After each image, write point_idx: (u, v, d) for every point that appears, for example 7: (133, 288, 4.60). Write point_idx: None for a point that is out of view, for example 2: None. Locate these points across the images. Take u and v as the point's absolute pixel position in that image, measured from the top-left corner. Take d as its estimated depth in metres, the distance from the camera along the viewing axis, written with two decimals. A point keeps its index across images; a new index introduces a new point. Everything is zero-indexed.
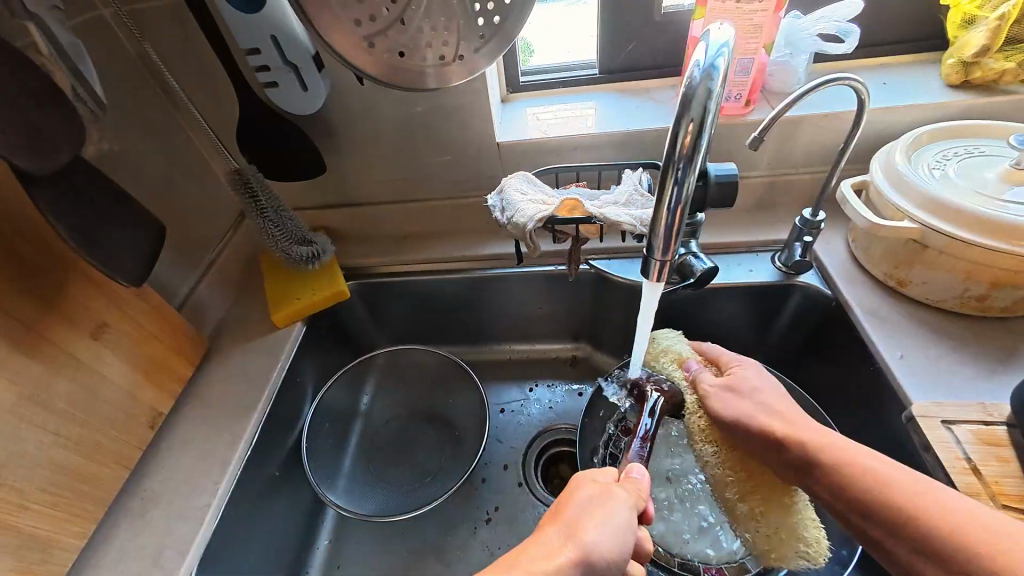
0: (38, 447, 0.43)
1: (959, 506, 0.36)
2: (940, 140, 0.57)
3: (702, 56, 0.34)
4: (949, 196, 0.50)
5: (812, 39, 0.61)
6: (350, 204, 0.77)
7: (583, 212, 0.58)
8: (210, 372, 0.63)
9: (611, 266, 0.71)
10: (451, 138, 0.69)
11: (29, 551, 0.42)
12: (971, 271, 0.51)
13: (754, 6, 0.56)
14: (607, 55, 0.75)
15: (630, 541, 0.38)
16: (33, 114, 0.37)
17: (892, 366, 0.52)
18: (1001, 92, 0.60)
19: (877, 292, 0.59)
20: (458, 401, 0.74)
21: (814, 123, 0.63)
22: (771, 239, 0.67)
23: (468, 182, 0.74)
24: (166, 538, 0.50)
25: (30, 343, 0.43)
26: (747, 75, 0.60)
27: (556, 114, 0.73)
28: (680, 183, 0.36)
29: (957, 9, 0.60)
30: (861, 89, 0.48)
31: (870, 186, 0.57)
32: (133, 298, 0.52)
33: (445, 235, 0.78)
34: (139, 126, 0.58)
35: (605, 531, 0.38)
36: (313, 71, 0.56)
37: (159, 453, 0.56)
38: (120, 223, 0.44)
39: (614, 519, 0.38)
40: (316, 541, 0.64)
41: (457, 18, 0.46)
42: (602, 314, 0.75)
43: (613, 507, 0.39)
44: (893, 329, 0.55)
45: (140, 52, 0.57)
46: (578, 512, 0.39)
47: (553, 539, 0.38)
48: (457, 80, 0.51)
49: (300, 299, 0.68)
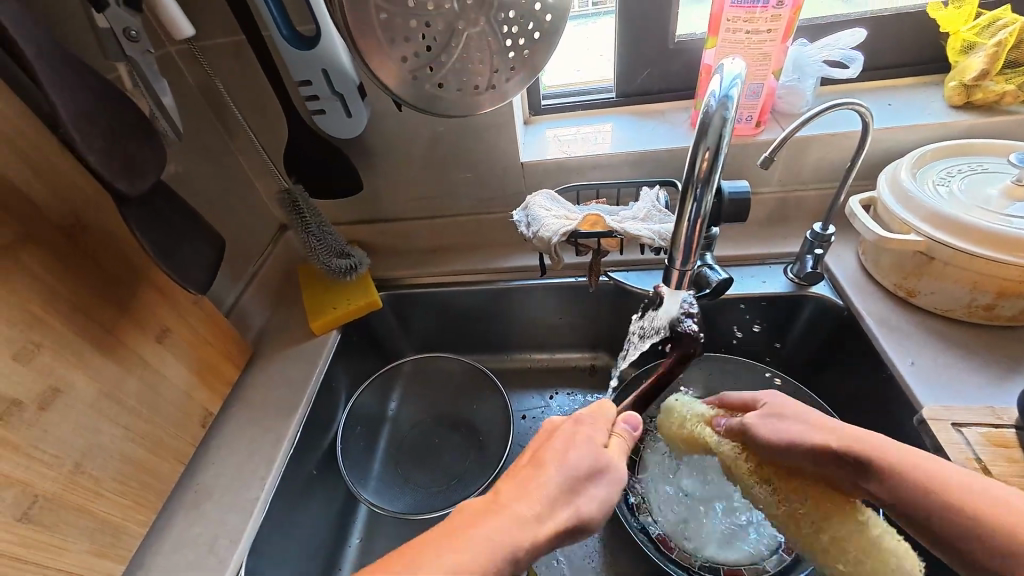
0: (112, 440, 0.47)
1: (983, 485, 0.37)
2: (944, 158, 0.60)
3: (718, 86, 0.38)
4: (953, 210, 0.53)
5: (817, 64, 0.65)
6: (382, 220, 0.82)
7: (604, 226, 0.62)
8: (254, 376, 0.68)
9: (629, 278, 0.74)
10: (478, 158, 0.74)
11: (103, 534, 0.46)
12: (977, 281, 0.54)
13: (763, 36, 0.60)
14: (623, 80, 0.80)
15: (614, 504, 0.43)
16: (129, 144, 0.42)
17: (903, 373, 0.55)
18: (1003, 112, 0.63)
19: (888, 302, 0.62)
20: (482, 407, 0.77)
21: (821, 142, 0.66)
22: (783, 252, 0.70)
23: (493, 199, 0.78)
24: (218, 529, 0.54)
25: (110, 345, 0.48)
26: (757, 99, 0.64)
27: (575, 135, 0.77)
28: (698, 200, 0.40)
29: (956, 37, 0.63)
30: (865, 112, 0.52)
31: (878, 202, 0.60)
32: (193, 306, 0.57)
33: (471, 249, 0.82)
34: (198, 149, 0.64)
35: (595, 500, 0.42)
36: (357, 99, 0.61)
37: (210, 451, 0.60)
38: (189, 237, 0.50)
39: (605, 489, 0.42)
40: (350, 539, 0.67)
41: (491, 53, 0.51)
42: (620, 323, 0.79)
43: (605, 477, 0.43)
44: (904, 337, 0.58)
45: (200, 83, 0.63)
46: (573, 475, 0.42)
47: (547, 504, 0.40)
48: (488, 106, 0.56)
49: (337, 308, 0.73)
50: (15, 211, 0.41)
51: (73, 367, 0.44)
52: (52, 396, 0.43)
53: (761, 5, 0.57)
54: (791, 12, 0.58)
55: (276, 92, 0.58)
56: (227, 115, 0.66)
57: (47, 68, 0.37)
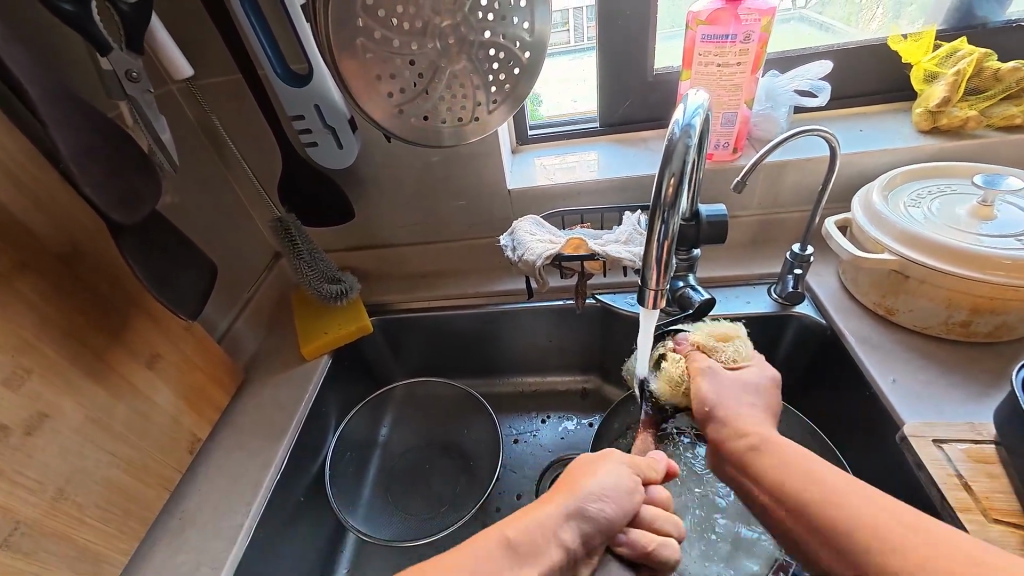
0: (98, 466, 0.48)
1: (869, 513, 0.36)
2: (914, 181, 0.62)
3: (680, 115, 0.40)
4: (924, 230, 0.55)
5: (788, 94, 0.68)
6: (375, 247, 0.84)
7: (587, 250, 0.64)
8: (244, 402, 0.68)
9: (617, 300, 0.75)
10: (467, 186, 0.76)
11: (83, 563, 0.46)
12: (952, 298, 0.55)
13: (733, 69, 0.63)
14: (607, 110, 0.83)
15: (625, 485, 0.43)
16: (127, 176, 0.44)
17: (886, 390, 0.55)
18: (969, 136, 0.65)
19: (868, 320, 0.62)
20: (472, 431, 0.77)
21: (796, 167, 0.68)
22: (766, 273, 0.72)
23: (483, 225, 0.81)
24: (202, 557, 0.53)
25: (98, 370, 0.48)
26: (731, 127, 0.67)
27: (562, 163, 0.80)
28: (666, 222, 0.42)
29: (918, 67, 0.67)
30: (831, 138, 0.54)
31: (853, 223, 0.61)
32: (184, 332, 0.58)
33: (461, 274, 0.84)
34: (193, 180, 0.66)
35: (595, 477, 0.43)
36: (348, 132, 0.64)
37: (195, 477, 0.60)
38: (183, 266, 0.51)
39: (605, 470, 0.44)
40: (336, 568, 0.66)
41: (473, 88, 0.54)
42: (609, 345, 0.79)
43: (605, 462, 0.45)
44: (884, 355, 0.58)
45: (199, 118, 0.66)
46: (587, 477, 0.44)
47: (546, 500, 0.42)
48: (472, 137, 0.59)
49: (328, 333, 0.74)
50: (13, 240, 0.42)
51: (63, 393, 0.45)
52: (39, 421, 0.43)
53: (730, 40, 0.61)
54: (759, 46, 0.62)
55: (271, 125, 0.61)
56: (224, 147, 0.69)
57: (51, 108, 0.39)
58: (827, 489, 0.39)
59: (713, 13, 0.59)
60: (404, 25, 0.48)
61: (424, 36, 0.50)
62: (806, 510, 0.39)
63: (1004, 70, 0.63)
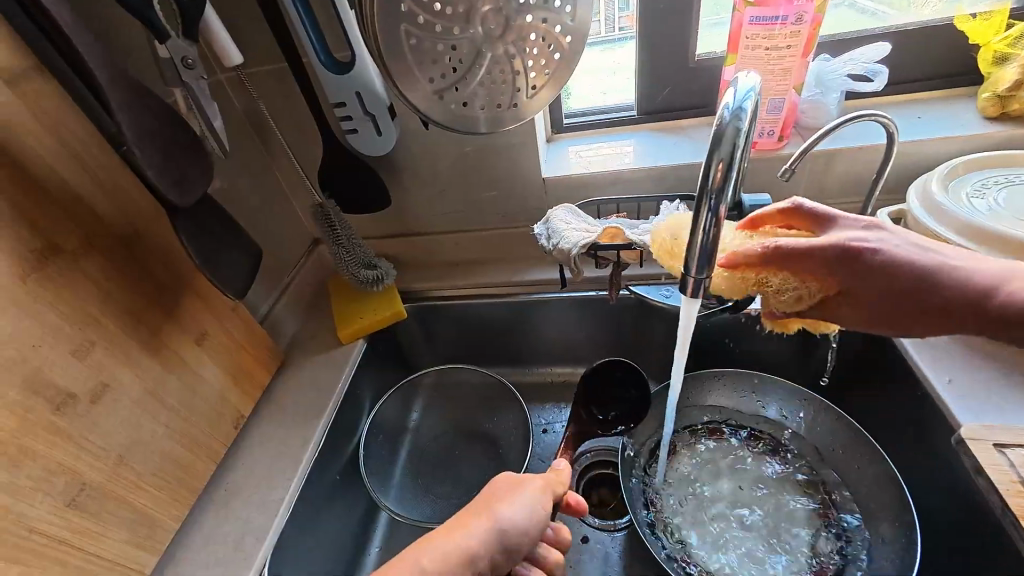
0: (154, 436, 0.50)
1: (972, 261, 0.46)
2: (978, 170, 0.58)
3: (731, 99, 0.39)
4: (990, 222, 0.51)
5: (841, 78, 0.65)
6: (408, 235, 0.85)
7: (624, 240, 0.63)
8: (284, 382, 0.70)
9: (651, 292, 0.74)
10: (502, 175, 0.76)
11: (141, 527, 0.49)
12: None
13: (782, 52, 0.61)
14: (645, 98, 0.81)
15: (537, 512, 0.46)
16: (181, 160, 0.46)
17: (941, 391, 0.52)
18: None
19: None
20: (502, 419, 0.78)
21: (846, 155, 0.65)
22: None
23: (515, 215, 0.81)
24: (246, 527, 0.56)
25: (154, 346, 0.51)
26: (778, 113, 0.65)
27: (597, 152, 0.79)
28: (713, 210, 0.40)
29: (986, 48, 0.63)
30: (888, 123, 0.52)
31: (908, 215, 0.58)
32: (230, 312, 0.60)
33: (494, 263, 0.85)
34: (238, 167, 0.68)
35: (512, 506, 0.45)
36: (387, 119, 0.65)
37: (239, 452, 0.62)
38: (231, 248, 0.53)
39: (520, 497, 0.46)
40: (369, 547, 0.68)
41: (513, 74, 0.54)
42: (642, 338, 0.78)
43: (520, 488, 0.47)
44: (940, 354, 0.56)
45: (245, 106, 0.68)
46: (510, 500, 0.46)
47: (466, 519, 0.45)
48: (510, 123, 0.59)
49: (363, 318, 0.75)
50: (79, 219, 0.45)
51: (123, 366, 0.48)
52: (102, 390, 0.46)
53: (780, 22, 0.58)
54: (812, 28, 0.59)
55: (312, 111, 0.62)
56: (267, 135, 0.71)
57: (116, 92, 0.41)
58: (944, 291, 0.44)
59: None
60: (447, 10, 0.48)
61: (466, 20, 0.49)
62: (944, 289, 0.44)
63: None
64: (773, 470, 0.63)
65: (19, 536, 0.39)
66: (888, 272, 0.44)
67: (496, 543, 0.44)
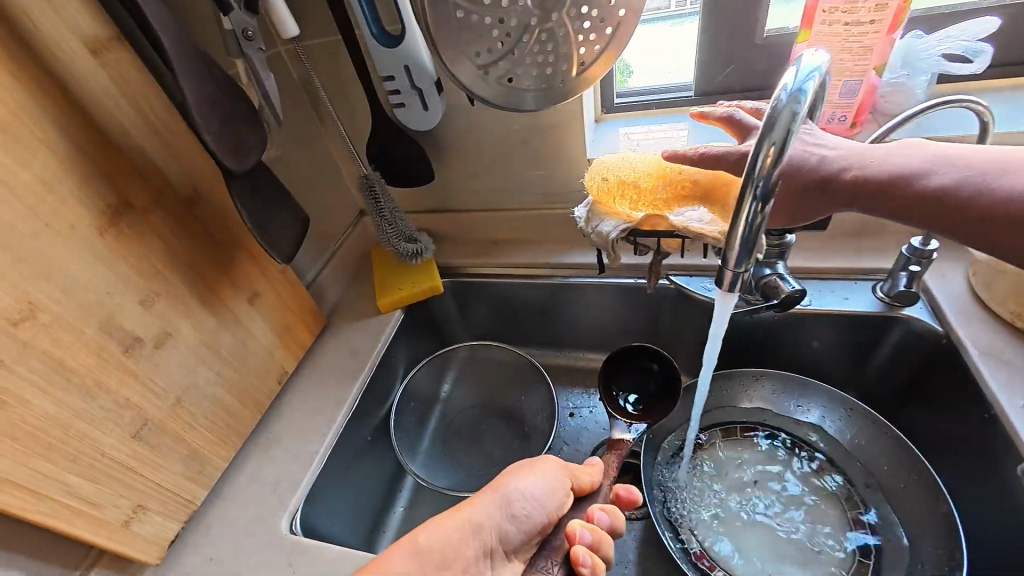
0: (207, 382, 0.55)
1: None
2: None
3: (791, 79, 0.36)
4: None
5: (933, 59, 0.58)
6: (450, 211, 0.86)
7: (666, 227, 0.60)
8: (325, 344, 0.75)
9: (691, 283, 0.70)
10: (546, 155, 0.75)
11: (193, 462, 0.54)
12: None
13: (864, 29, 0.55)
14: (703, 78, 0.76)
15: (552, 490, 0.48)
16: (238, 127, 0.49)
17: (1011, 415, 0.48)
18: None
19: (1000, 332, 0.54)
20: (530, 399, 0.79)
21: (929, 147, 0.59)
22: (874, 267, 0.63)
23: (557, 195, 0.79)
24: (284, 474, 0.60)
25: (210, 301, 0.55)
26: (853, 98, 0.60)
27: (647, 134, 0.76)
28: (759, 199, 0.37)
29: None
30: (984, 112, 0.46)
31: None
32: (279, 275, 0.64)
33: (533, 244, 0.84)
34: (292, 136, 0.71)
35: (525, 480, 0.48)
36: (434, 93, 0.65)
37: (282, 405, 0.67)
38: (280, 214, 0.56)
39: (534, 473, 0.48)
40: (394, 506, 0.71)
41: (561, 49, 0.52)
42: (679, 330, 0.76)
43: (537, 466, 0.49)
44: (1015, 373, 0.50)
45: (301, 77, 0.71)
46: (518, 474, 0.48)
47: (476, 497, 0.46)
48: (555, 100, 0.57)
49: (401, 290, 0.78)
50: (149, 180, 0.49)
51: (183, 317, 0.52)
52: (164, 337, 0.51)
53: None
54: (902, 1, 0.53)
55: (363, 84, 0.63)
56: (321, 106, 0.74)
57: (182, 60, 0.44)
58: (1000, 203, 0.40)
59: None
60: None
61: None
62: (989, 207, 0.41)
63: None
64: (808, 479, 0.60)
65: (92, 458, 0.44)
66: (915, 194, 0.43)
67: (506, 514, 0.46)
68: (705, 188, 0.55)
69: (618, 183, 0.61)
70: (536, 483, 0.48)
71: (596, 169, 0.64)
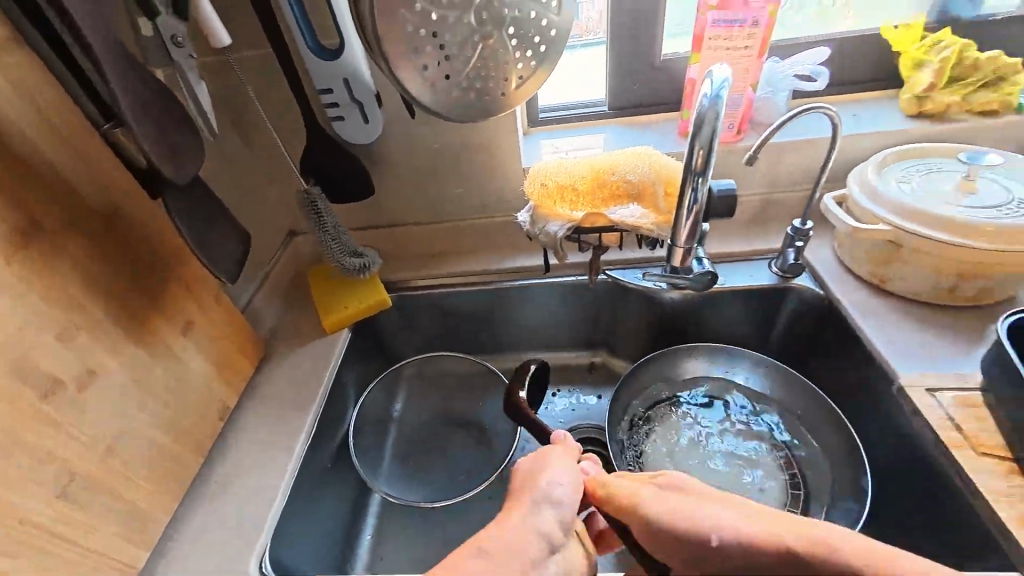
0: (142, 425, 0.48)
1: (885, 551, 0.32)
2: (905, 160, 0.67)
3: (708, 89, 0.44)
4: (917, 203, 0.60)
5: (788, 79, 0.73)
6: (389, 226, 0.85)
7: (605, 222, 0.65)
8: (267, 373, 0.69)
9: (626, 275, 0.78)
10: (484, 166, 0.78)
11: (130, 520, 0.47)
12: (939, 266, 0.60)
13: (742, 52, 0.67)
14: (615, 94, 0.86)
15: (571, 475, 0.44)
16: (177, 136, 0.45)
17: (881, 349, 0.60)
18: (951, 120, 0.71)
19: (863, 289, 0.68)
20: (487, 404, 0.80)
21: (796, 147, 0.73)
22: (767, 249, 0.76)
23: (496, 204, 0.83)
24: (239, 518, 0.54)
25: (139, 333, 0.49)
26: (737, 109, 0.71)
27: (572, 144, 0.83)
28: (696, 189, 0.47)
29: (906, 55, 0.73)
30: (834, 115, 0.59)
31: (849, 198, 0.66)
32: (213, 300, 0.59)
33: (475, 252, 0.86)
34: (215, 154, 0.67)
35: (554, 477, 0.43)
36: (374, 106, 0.65)
37: (224, 445, 0.61)
38: (219, 231, 0.52)
39: (556, 466, 0.44)
40: (361, 536, 0.67)
41: (502, 64, 0.57)
42: (618, 320, 0.83)
43: (551, 458, 0.45)
44: (879, 318, 0.64)
45: (221, 92, 0.67)
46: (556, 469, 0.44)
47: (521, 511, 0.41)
48: (498, 111, 0.61)
49: (348, 307, 0.75)
50: (61, 199, 0.43)
51: (108, 352, 0.46)
52: (88, 376, 0.44)
53: (738, 24, 0.65)
54: (766, 31, 0.66)
55: (297, 97, 0.62)
56: (244, 123, 0.70)
57: (113, 65, 0.40)
58: None
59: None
60: None
61: (460, 10, 0.52)
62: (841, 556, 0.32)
63: (982, 60, 0.69)
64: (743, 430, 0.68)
65: (9, 527, 0.37)
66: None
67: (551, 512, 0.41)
68: (639, 188, 0.63)
69: (557, 187, 0.66)
70: (563, 472, 0.44)
71: (534, 176, 0.69)
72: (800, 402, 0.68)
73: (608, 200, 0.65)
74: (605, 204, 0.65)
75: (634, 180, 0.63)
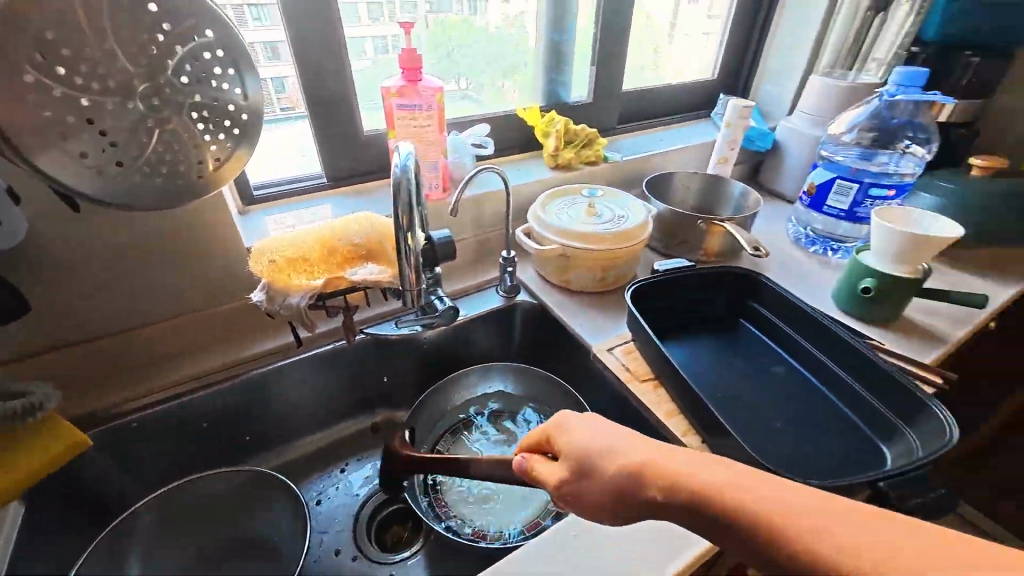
0: None
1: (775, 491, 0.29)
2: (556, 197, 0.95)
3: (398, 160, 0.53)
4: (566, 225, 0.86)
5: (468, 146, 0.93)
6: (68, 347, 0.66)
7: (345, 284, 0.68)
8: None
9: (383, 327, 0.81)
10: (197, 253, 0.70)
11: None
12: (591, 265, 0.87)
13: (427, 127, 0.82)
14: (330, 166, 0.91)
15: (594, 431, 0.41)
16: None
17: (578, 330, 0.81)
18: (574, 168, 1.05)
19: (558, 292, 0.91)
20: (263, 514, 0.69)
21: (489, 197, 0.93)
22: (491, 278, 0.94)
23: (224, 291, 0.75)
24: None
25: None
26: (437, 172, 0.87)
27: (296, 217, 0.83)
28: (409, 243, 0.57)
29: (537, 127, 1.04)
30: (501, 174, 0.81)
31: (532, 230, 0.90)
32: None
33: (209, 349, 0.76)
34: None
35: (583, 432, 0.42)
36: (8, 207, 0.53)
37: None
38: None
39: (586, 425, 0.42)
40: None
41: (189, 148, 0.54)
42: (387, 372, 0.86)
43: (569, 422, 0.43)
44: (571, 310, 0.86)
45: None
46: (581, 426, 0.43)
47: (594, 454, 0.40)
48: (196, 195, 0.58)
49: (11, 472, 0.54)
50: None
51: None
52: None
53: (418, 108, 0.79)
54: (439, 112, 0.83)
55: None
56: None
57: None
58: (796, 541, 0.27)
59: (400, 89, 0.78)
60: (92, 84, 0.46)
61: (119, 96, 0.48)
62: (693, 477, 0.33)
63: (577, 130, 1.06)
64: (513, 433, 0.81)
65: None
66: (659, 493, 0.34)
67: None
68: (366, 249, 0.69)
69: (286, 262, 0.65)
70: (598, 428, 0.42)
71: (259, 254, 0.65)
72: (545, 392, 0.83)
73: (340, 265, 0.69)
74: (339, 269, 0.69)
75: (359, 242, 0.69)
